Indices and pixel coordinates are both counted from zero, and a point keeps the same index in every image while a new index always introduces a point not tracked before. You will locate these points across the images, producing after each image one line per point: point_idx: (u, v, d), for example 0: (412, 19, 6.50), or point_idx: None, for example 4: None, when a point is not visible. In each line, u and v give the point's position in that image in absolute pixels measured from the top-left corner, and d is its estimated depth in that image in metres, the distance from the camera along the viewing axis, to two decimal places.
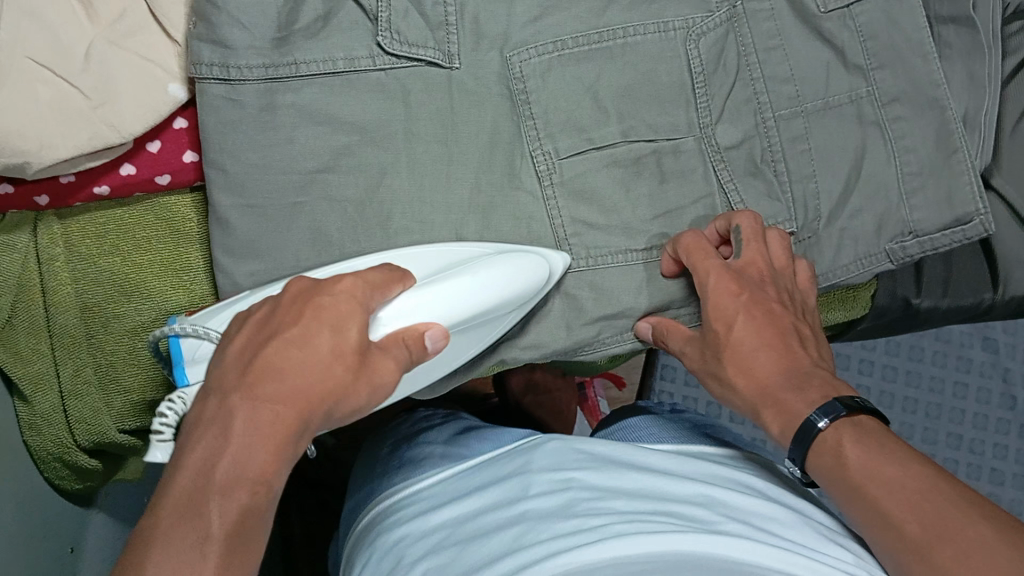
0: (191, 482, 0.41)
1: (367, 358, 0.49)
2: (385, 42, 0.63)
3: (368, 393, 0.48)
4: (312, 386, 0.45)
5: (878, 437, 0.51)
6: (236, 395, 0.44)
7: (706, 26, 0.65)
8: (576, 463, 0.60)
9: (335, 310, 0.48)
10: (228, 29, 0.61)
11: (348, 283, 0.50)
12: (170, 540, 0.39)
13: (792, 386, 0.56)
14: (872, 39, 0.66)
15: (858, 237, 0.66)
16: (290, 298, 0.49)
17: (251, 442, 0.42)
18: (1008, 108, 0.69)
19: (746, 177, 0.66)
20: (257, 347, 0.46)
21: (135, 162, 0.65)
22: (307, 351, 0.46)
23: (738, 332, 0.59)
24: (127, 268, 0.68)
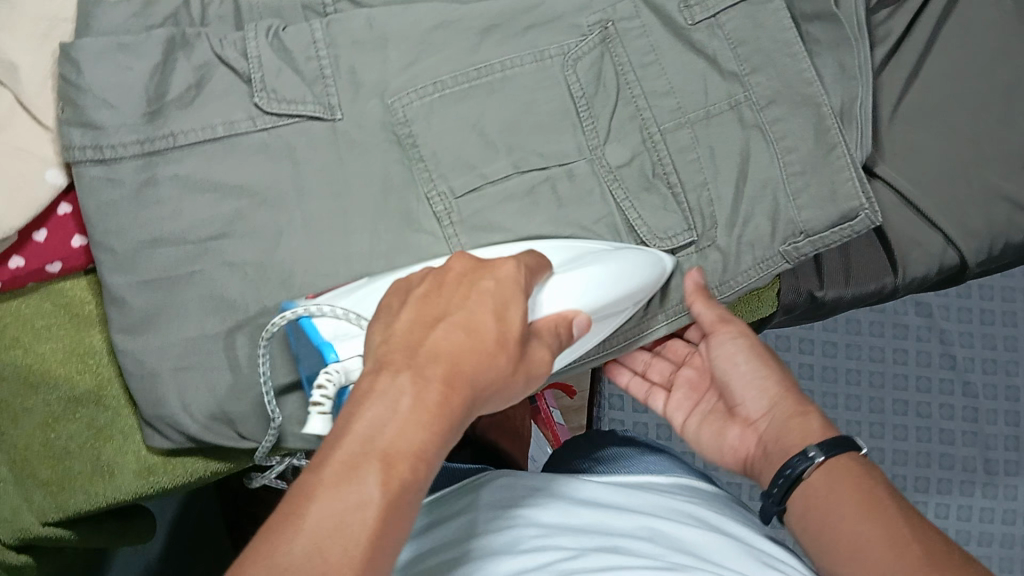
0: (356, 446, 0.38)
1: (530, 350, 0.46)
2: (262, 101, 0.62)
3: (518, 388, 0.45)
4: (456, 360, 0.42)
5: (856, 474, 0.57)
6: (403, 372, 0.41)
7: (581, 51, 0.66)
8: (529, 500, 0.61)
9: (491, 295, 0.45)
10: (95, 110, 0.60)
11: (506, 265, 0.47)
12: (334, 495, 0.37)
13: (769, 441, 0.62)
14: (742, 45, 0.66)
15: (754, 242, 0.66)
16: (452, 277, 0.46)
17: (413, 422, 0.39)
18: (884, 96, 0.71)
19: (642, 193, 0.66)
20: (421, 325, 0.44)
21: (24, 254, 0.63)
22: (477, 333, 0.43)
23: (739, 373, 0.65)
24: (30, 359, 0.66)
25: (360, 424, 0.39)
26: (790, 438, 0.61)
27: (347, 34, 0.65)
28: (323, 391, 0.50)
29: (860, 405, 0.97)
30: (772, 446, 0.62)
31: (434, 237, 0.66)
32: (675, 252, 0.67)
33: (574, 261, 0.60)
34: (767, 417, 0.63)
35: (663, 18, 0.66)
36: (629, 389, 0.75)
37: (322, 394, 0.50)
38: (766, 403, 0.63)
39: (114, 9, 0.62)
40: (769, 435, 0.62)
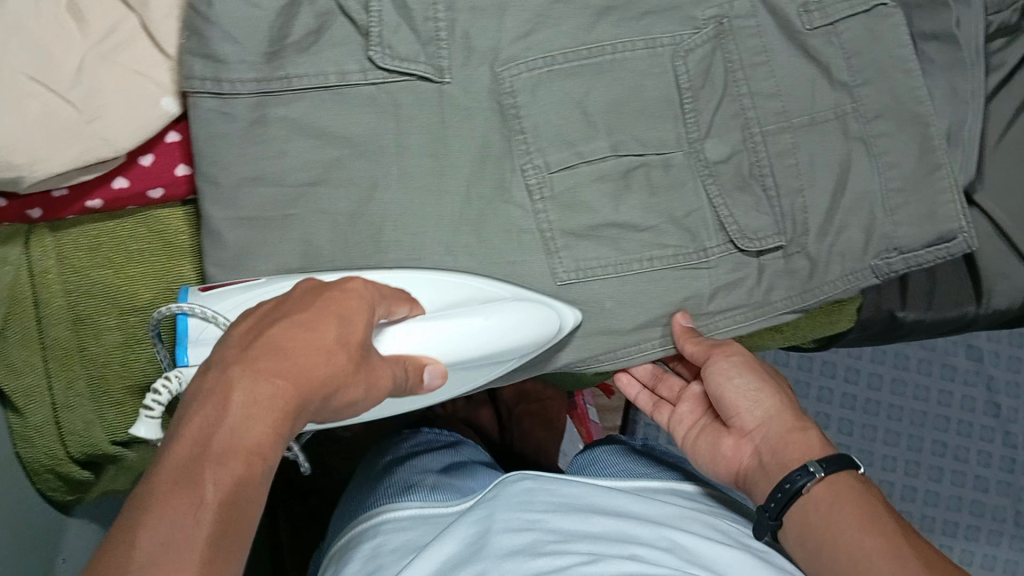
0: (189, 449, 0.35)
1: (370, 360, 0.46)
2: (376, 57, 0.63)
3: (361, 388, 0.45)
4: (314, 365, 0.41)
5: (855, 488, 0.58)
6: (237, 367, 0.38)
7: (693, 43, 0.65)
8: (542, 505, 0.60)
9: (333, 303, 0.45)
10: (219, 44, 0.61)
11: (358, 281, 0.49)
12: (167, 504, 0.33)
13: (766, 448, 0.63)
14: (856, 56, 0.66)
15: (845, 253, 0.66)
16: (278, 299, 0.45)
17: (253, 416, 0.37)
18: (993, 122, 0.70)
19: (736, 192, 0.66)
20: (254, 326, 0.42)
21: (128, 176, 0.65)
22: (296, 332, 0.41)
23: (735, 389, 0.65)
24: (120, 280, 0.68)
25: (185, 421, 0.36)
26: (787, 447, 0.62)
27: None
28: (157, 398, 0.51)
29: (898, 442, 1.02)
30: (769, 455, 0.62)
31: (524, 210, 0.68)
32: (761, 255, 0.67)
33: (452, 306, 0.61)
34: (762, 428, 0.64)
35: (781, 22, 0.66)
36: (635, 401, 0.77)
37: (154, 401, 0.51)
38: (762, 413, 0.64)
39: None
40: (766, 446, 0.63)
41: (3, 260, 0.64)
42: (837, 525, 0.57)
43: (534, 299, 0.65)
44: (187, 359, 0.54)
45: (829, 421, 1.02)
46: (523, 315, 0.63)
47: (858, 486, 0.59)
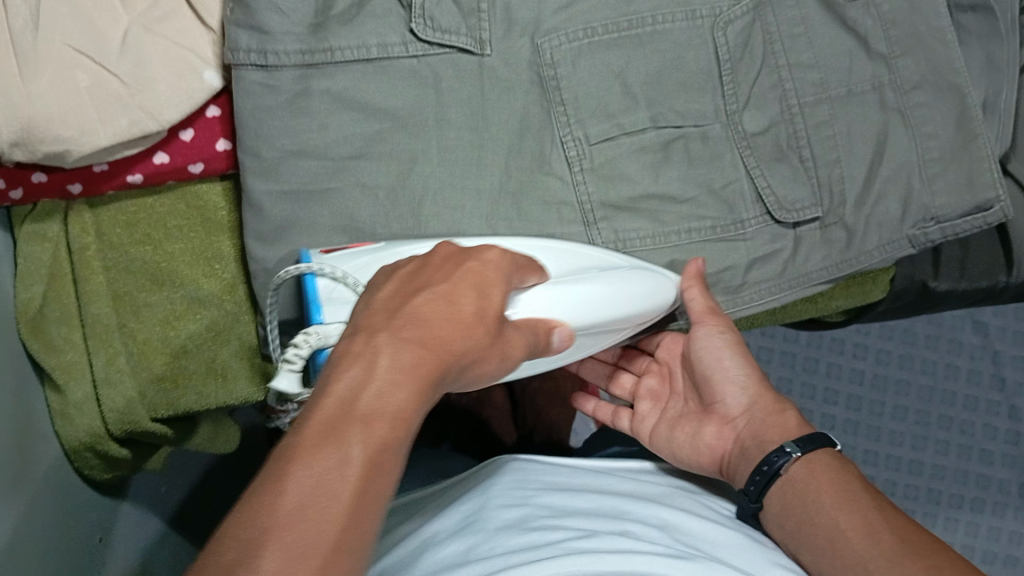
0: (334, 407, 0.37)
1: (504, 329, 0.47)
2: (418, 29, 0.63)
3: (501, 366, 0.47)
4: (446, 330, 0.42)
5: (840, 479, 0.57)
6: (382, 334, 0.41)
7: (733, 14, 0.66)
8: (536, 485, 0.61)
9: (473, 274, 0.46)
10: (266, 15, 0.61)
11: (497, 252, 0.49)
12: (310, 456, 0.35)
13: (759, 449, 0.60)
14: (893, 28, 0.67)
15: (884, 223, 0.67)
16: (422, 262, 0.47)
17: (392, 380, 0.39)
18: None
19: (774, 162, 0.66)
20: (400, 293, 0.44)
21: (169, 150, 0.64)
22: (448, 301, 0.44)
23: (720, 366, 0.65)
24: (158, 257, 0.68)
25: (322, 385, 0.39)
26: (770, 439, 0.60)
27: None
28: (298, 351, 0.48)
29: (905, 416, 1.00)
30: (750, 451, 0.61)
31: (562, 184, 0.68)
32: (798, 226, 0.67)
33: (572, 274, 0.61)
34: (746, 414, 0.63)
35: None
36: (595, 411, 0.76)
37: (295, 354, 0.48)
38: (746, 399, 0.64)
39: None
40: (750, 442, 0.62)
41: (41, 237, 0.65)
42: (813, 505, 0.56)
43: (590, 265, 0.63)
44: (321, 316, 0.54)
45: (837, 399, 1.01)
46: (651, 283, 0.64)
47: (837, 466, 0.58)
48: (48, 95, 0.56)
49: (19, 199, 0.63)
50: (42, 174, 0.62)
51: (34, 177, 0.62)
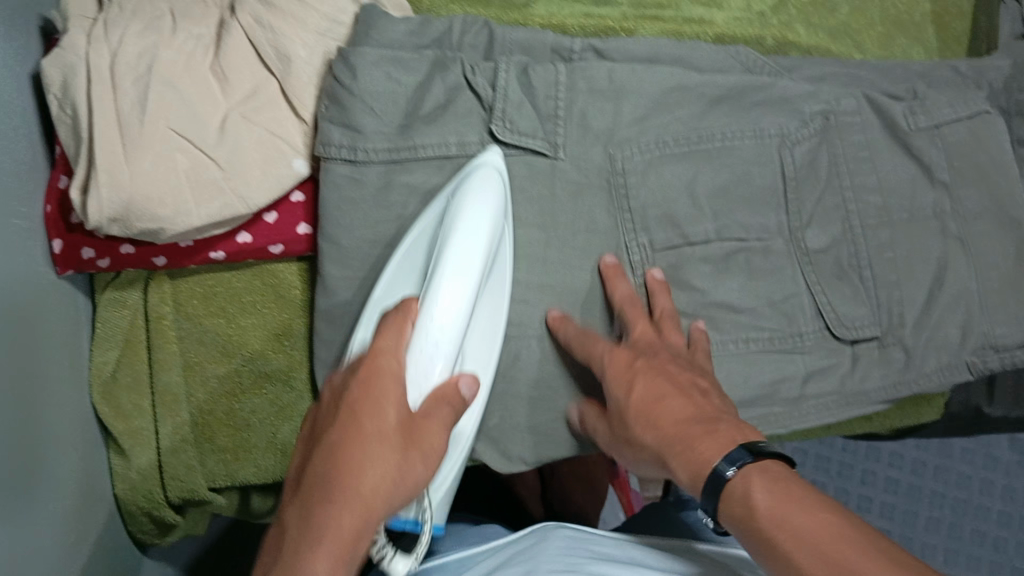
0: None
1: (410, 428, 0.50)
2: (498, 130, 0.66)
3: (427, 463, 0.50)
4: (356, 472, 0.47)
5: (709, 417, 0.54)
6: (285, 519, 0.48)
7: (802, 135, 0.68)
8: (585, 555, 0.59)
9: (359, 395, 0.50)
10: (359, 114, 0.64)
11: (382, 340, 0.52)
12: None
13: (635, 371, 0.60)
14: (958, 160, 0.69)
15: (943, 347, 0.68)
16: (329, 404, 0.52)
17: (294, 554, 0.45)
18: None
19: (835, 281, 0.68)
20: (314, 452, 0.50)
21: (251, 231, 0.67)
22: (352, 443, 0.48)
23: (651, 396, 0.57)
24: (231, 329, 0.70)
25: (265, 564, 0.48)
26: (674, 366, 0.59)
27: (587, 81, 0.68)
28: None
29: None
30: (613, 387, 0.60)
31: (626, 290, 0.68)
32: (856, 343, 0.68)
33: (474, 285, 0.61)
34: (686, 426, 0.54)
35: (886, 120, 0.69)
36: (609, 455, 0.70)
37: None
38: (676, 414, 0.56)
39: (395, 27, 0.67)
40: (641, 360, 0.60)
41: (121, 305, 0.69)
42: (657, 410, 0.57)
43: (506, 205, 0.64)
44: None
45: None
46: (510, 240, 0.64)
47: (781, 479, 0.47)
48: (151, 177, 0.59)
49: (106, 268, 0.66)
50: (129, 247, 0.65)
51: (122, 249, 0.65)
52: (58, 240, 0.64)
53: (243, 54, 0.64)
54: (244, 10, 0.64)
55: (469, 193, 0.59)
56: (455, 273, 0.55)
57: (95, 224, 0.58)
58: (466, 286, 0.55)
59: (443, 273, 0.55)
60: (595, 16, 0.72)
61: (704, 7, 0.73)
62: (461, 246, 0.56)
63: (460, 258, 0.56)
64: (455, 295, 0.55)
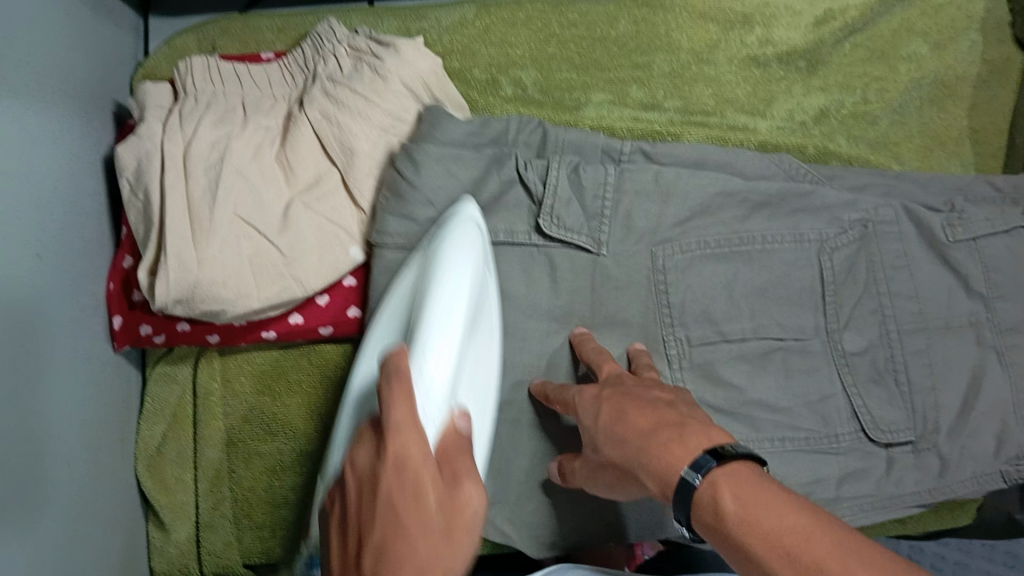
0: None
1: (450, 493, 0.44)
2: (544, 225, 0.68)
3: (471, 542, 0.44)
4: (407, 571, 0.42)
5: (675, 420, 0.49)
6: None
7: (840, 242, 0.70)
8: None
9: (396, 474, 0.44)
10: (419, 207, 0.66)
11: (400, 408, 0.46)
12: None
13: (602, 401, 0.56)
14: (996, 270, 0.70)
15: (978, 455, 0.68)
16: (359, 489, 0.46)
17: None
18: None
19: (870, 383, 0.69)
20: (359, 545, 0.44)
21: (304, 313, 0.69)
22: (403, 538, 0.43)
23: (611, 413, 0.54)
24: (275, 408, 0.71)
25: None
26: (642, 388, 0.55)
27: (634, 183, 0.70)
28: None
29: None
30: (585, 420, 0.57)
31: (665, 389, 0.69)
32: (891, 447, 0.69)
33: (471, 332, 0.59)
34: (644, 438, 0.49)
35: (924, 232, 0.71)
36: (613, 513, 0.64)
37: None
38: (642, 418, 0.51)
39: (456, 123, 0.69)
40: (609, 389, 0.57)
41: (172, 379, 0.71)
42: (621, 418, 0.52)
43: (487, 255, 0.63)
44: None
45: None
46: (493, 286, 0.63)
47: (753, 478, 0.43)
48: (220, 262, 0.62)
49: (160, 343, 0.68)
50: (186, 324, 0.67)
51: (178, 326, 0.67)
52: (118, 317, 0.66)
53: (309, 147, 0.67)
54: (313, 106, 0.68)
55: (450, 243, 0.59)
56: (450, 292, 0.56)
57: (161, 304, 0.61)
58: (456, 316, 0.55)
59: (437, 319, 0.54)
60: (643, 120, 0.76)
61: (747, 115, 0.77)
62: (449, 299, 0.56)
63: (453, 308, 0.55)
64: (456, 295, 0.56)
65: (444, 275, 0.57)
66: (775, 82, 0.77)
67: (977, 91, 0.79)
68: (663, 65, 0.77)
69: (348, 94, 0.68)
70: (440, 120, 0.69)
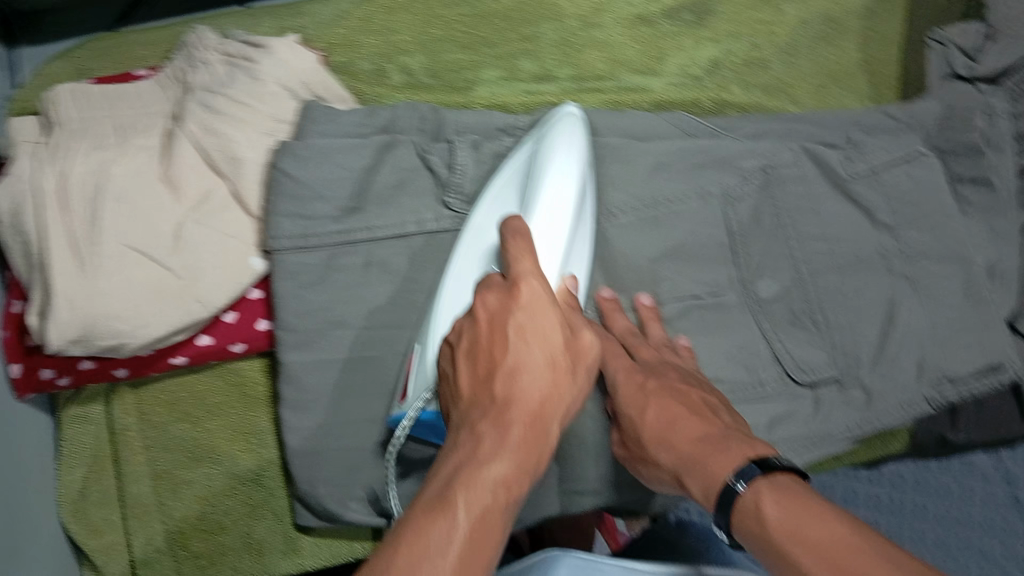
0: (436, 494, 0.42)
1: (576, 339, 0.47)
2: (453, 203, 0.67)
3: (586, 380, 0.48)
4: (534, 398, 0.45)
5: (724, 435, 0.53)
6: (481, 422, 0.44)
7: (741, 192, 0.70)
8: None
9: (529, 295, 0.47)
10: (312, 203, 0.65)
11: (525, 260, 0.48)
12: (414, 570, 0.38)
13: (650, 395, 0.59)
14: (900, 200, 0.70)
15: (902, 384, 0.68)
16: (482, 323, 0.47)
17: (502, 454, 0.43)
18: None
19: (789, 327, 0.69)
20: (474, 366, 0.47)
21: (212, 333, 0.67)
22: (519, 356, 0.45)
23: (656, 417, 0.57)
24: (197, 434, 0.70)
25: (453, 461, 0.43)
26: (685, 384, 0.59)
27: None
28: None
29: None
30: (627, 410, 0.60)
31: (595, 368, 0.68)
32: (816, 387, 0.69)
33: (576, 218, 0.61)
34: (694, 444, 0.53)
35: (825, 170, 0.71)
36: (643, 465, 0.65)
37: None
38: (684, 423, 0.55)
39: (338, 118, 0.68)
40: (653, 380, 0.59)
41: (84, 419, 0.69)
42: (672, 428, 0.56)
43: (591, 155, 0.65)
44: None
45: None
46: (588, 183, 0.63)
47: (801, 488, 0.46)
48: (112, 292, 0.60)
49: (66, 384, 0.65)
50: (89, 362, 0.65)
51: (81, 365, 0.65)
52: (16, 365, 0.64)
53: (192, 161, 0.65)
54: (189, 117, 0.65)
55: (560, 127, 0.62)
56: (554, 157, 0.58)
57: (58, 346, 0.60)
58: (574, 151, 0.59)
59: (545, 156, 0.59)
60: (535, 92, 0.74)
61: (641, 75, 0.76)
62: (564, 173, 0.58)
63: (558, 187, 0.57)
64: (566, 144, 0.60)
65: (554, 156, 0.58)
66: (665, 37, 0.76)
67: (867, 21, 0.79)
68: (551, 34, 0.76)
69: (224, 100, 0.66)
70: (326, 116, 0.68)
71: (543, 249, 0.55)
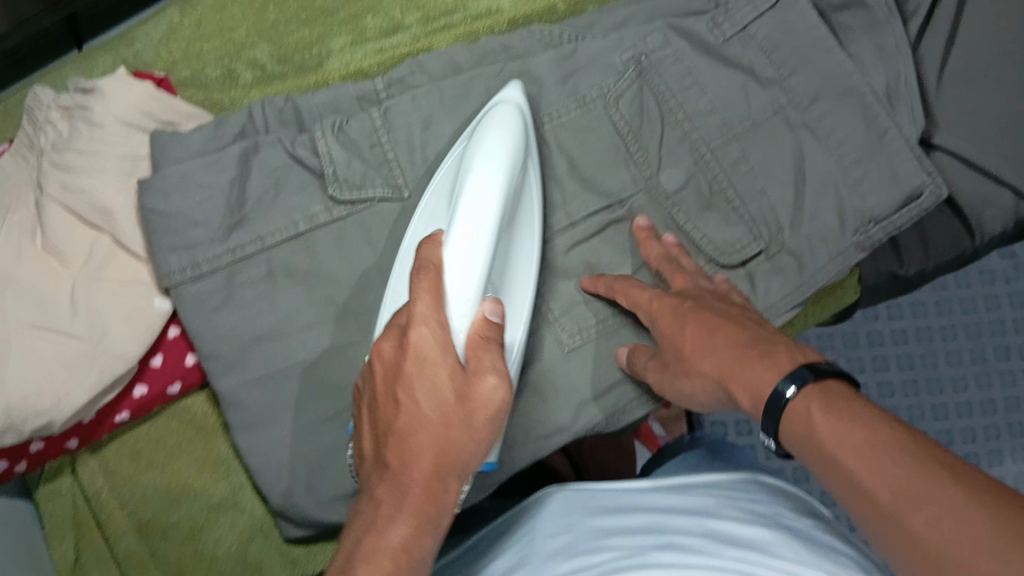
0: (349, 552, 0.45)
1: (469, 385, 0.46)
2: (335, 193, 0.65)
3: (487, 431, 0.47)
4: (428, 454, 0.45)
5: (765, 338, 0.49)
6: (384, 484, 0.46)
7: (620, 88, 0.67)
8: (590, 506, 0.52)
9: (425, 348, 0.45)
10: (188, 231, 0.64)
11: (423, 298, 0.46)
12: None
13: (685, 312, 0.55)
14: (777, 51, 0.68)
15: (826, 236, 0.66)
16: (383, 376, 0.47)
17: (397, 518, 0.45)
18: (957, 47, 0.69)
19: (702, 212, 0.66)
20: (382, 435, 0.47)
21: (145, 381, 0.68)
22: (413, 417, 0.45)
23: (694, 333, 0.53)
24: (168, 476, 0.71)
25: (359, 522, 0.46)
26: (722, 303, 0.55)
27: (400, 115, 0.67)
28: None
29: (961, 359, 0.95)
30: (665, 330, 0.56)
31: None
32: (746, 262, 0.66)
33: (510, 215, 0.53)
34: (734, 351, 0.49)
35: (693, 41, 0.69)
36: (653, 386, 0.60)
37: None
38: (729, 334, 0.51)
39: (196, 138, 0.67)
40: (689, 301, 0.56)
41: (57, 494, 0.72)
42: (710, 342, 0.51)
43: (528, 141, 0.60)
44: None
45: (887, 362, 0.95)
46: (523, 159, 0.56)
47: (860, 406, 0.41)
48: (21, 373, 0.60)
49: (25, 468, 0.67)
50: (38, 442, 0.66)
51: (33, 447, 0.66)
52: None
53: (66, 225, 0.64)
54: (49, 184, 0.64)
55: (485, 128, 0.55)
56: (485, 166, 0.51)
57: None
58: (496, 163, 0.51)
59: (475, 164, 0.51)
60: (387, 49, 0.73)
61: None
62: (486, 183, 0.50)
63: (483, 185, 0.50)
64: (491, 161, 0.51)
65: (470, 169, 0.51)
66: None
67: None
68: None
69: (72, 155, 0.64)
70: (179, 138, 0.66)
71: (467, 268, 0.47)
